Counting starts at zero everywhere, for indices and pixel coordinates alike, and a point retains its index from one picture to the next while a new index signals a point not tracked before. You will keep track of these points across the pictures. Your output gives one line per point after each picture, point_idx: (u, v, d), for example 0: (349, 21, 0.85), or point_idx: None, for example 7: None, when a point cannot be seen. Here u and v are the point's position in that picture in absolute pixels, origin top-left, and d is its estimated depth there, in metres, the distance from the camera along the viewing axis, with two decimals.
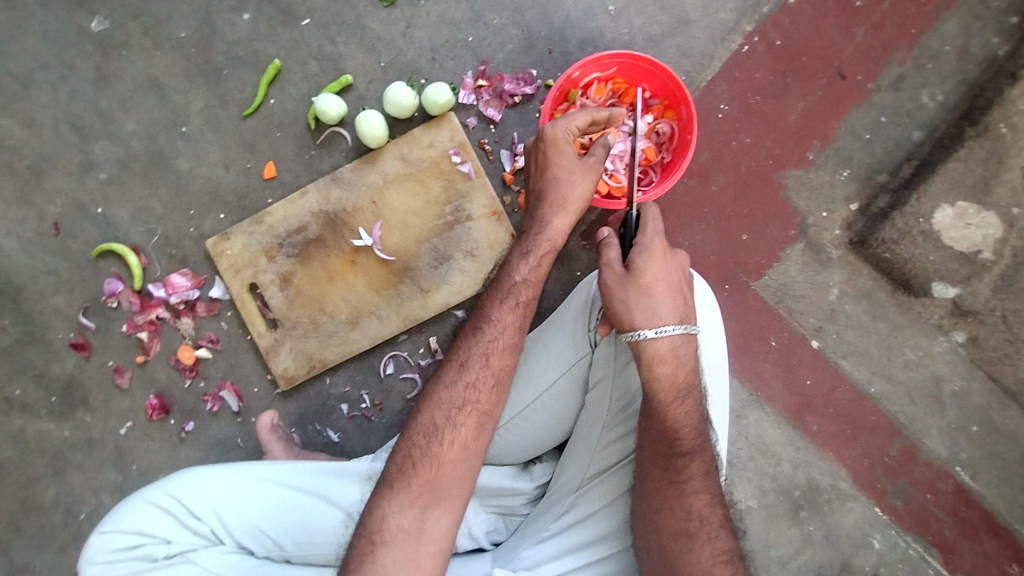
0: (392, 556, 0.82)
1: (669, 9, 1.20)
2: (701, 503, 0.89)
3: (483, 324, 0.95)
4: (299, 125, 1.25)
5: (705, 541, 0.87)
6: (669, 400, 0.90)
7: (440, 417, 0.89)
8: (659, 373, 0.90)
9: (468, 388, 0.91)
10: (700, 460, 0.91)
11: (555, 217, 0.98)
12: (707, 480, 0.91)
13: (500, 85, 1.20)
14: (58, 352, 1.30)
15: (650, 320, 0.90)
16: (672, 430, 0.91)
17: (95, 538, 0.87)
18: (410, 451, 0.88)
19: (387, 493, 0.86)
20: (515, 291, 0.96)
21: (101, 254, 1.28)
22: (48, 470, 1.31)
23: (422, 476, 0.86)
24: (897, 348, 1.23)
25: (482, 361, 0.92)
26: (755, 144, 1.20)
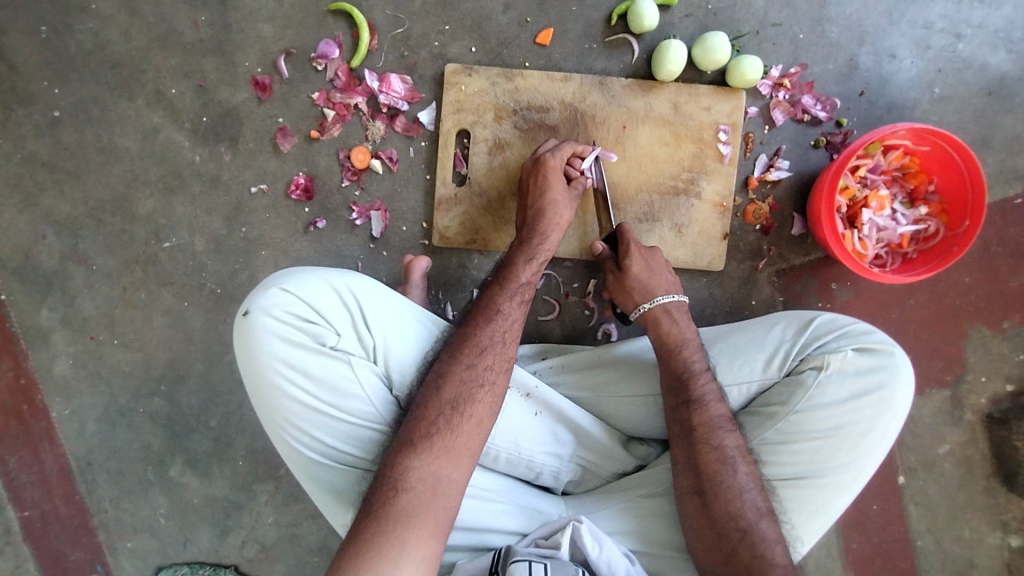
0: (411, 501, 0.76)
1: (982, 124, 1.19)
2: (709, 458, 0.91)
3: (494, 315, 0.92)
4: (598, 13, 1.16)
5: (716, 497, 0.90)
6: (671, 350, 0.99)
7: (464, 391, 0.83)
8: (663, 331, 1.02)
9: (486, 370, 0.86)
10: (707, 411, 0.94)
11: (551, 235, 1.04)
12: (716, 435, 0.92)
13: (800, 95, 1.17)
14: (235, 79, 1.19)
15: (647, 295, 1.05)
16: (679, 379, 0.96)
17: (274, 290, 0.81)
18: (429, 416, 0.82)
19: (410, 449, 0.79)
20: (520, 290, 0.96)
21: (337, 14, 1.18)
22: (158, 183, 1.22)
23: (442, 438, 0.81)
24: (961, 521, 1.29)
25: (501, 347, 0.88)
26: (969, 286, 1.22)
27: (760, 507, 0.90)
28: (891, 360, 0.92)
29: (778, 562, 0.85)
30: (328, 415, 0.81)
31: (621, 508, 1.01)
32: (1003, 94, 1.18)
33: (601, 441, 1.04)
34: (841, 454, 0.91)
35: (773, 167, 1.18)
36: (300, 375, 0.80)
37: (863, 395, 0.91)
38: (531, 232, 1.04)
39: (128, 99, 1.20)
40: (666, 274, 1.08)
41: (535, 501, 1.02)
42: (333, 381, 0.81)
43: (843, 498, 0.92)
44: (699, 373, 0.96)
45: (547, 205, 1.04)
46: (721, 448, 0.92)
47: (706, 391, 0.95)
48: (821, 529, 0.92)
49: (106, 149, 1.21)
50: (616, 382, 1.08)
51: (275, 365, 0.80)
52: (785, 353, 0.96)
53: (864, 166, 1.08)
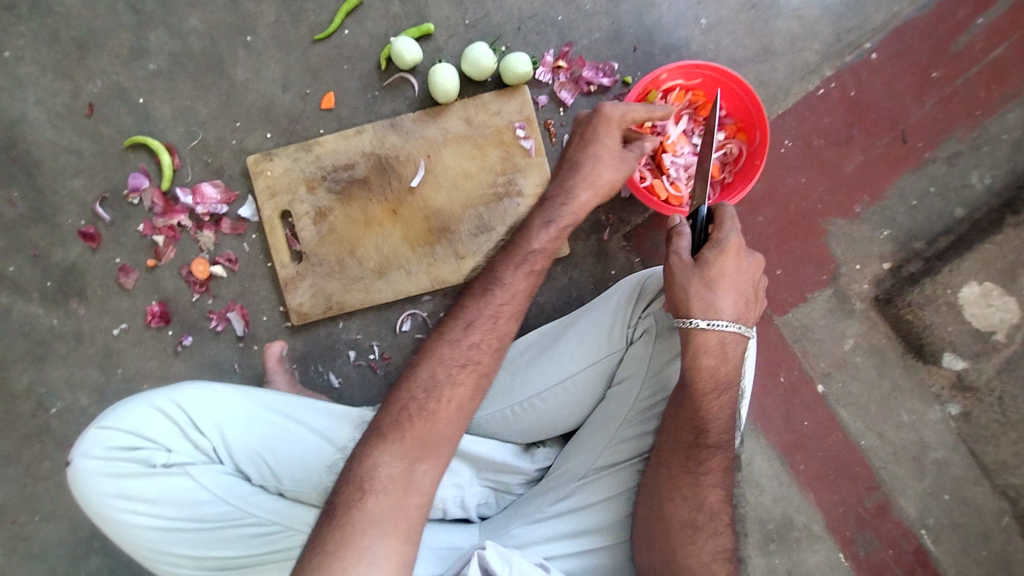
0: (382, 505, 0.77)
1: (758, 35, 1.21)
2: (714, 498, 0.92)
3: (493, 284, 0.92)
4: (369, 62, 1.21)
5: (710, 534, 0.90)
6: (707, 393, 0.92)
7: (441, 371, 0.86)
8: (702, 361, 0.92)
9: (472, 348, 0.88)
10: (723, 455, 0.93)
11: (582, 193, 0.97)
12: (725, 477, 0.93)
13: (579, 70, 1.20)
14: (64, 237, 1.23)
15: (710, 310, 0.91)
16: (699, 421, 0.92)
17: (93, 432, 0.86)
18: (403, 406, 0.84)
19: (376, 442, 0.81)
20: (531, 257, 0.94)
21: (134, 146, 1.22)
22: (28, 356, 1.25)
23: (416, 428, 0.82)
24: (894, 408, 1.27)
25: (491, 323, 0.89)
26: (808, 186, 1.23)
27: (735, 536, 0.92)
28: None
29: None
30: (181, 527, 0.86)
31: (532, 519, 1.03)
32: (766, 3, 1.21)
33: (493, 460, 1.05)
34: None
35: None
36: (140, 501, 0.85)
37: None
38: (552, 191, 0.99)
39: None
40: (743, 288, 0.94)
41: (446, 540, 1.02)
42: (172, 495, 0.85)
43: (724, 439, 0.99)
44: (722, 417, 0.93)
45: (587, 159, 0.98)
46: (724, 487, 0.93)
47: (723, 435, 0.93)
48: None
49: None
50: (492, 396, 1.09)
51: (113, 501, 0.84)
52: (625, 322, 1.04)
53: None
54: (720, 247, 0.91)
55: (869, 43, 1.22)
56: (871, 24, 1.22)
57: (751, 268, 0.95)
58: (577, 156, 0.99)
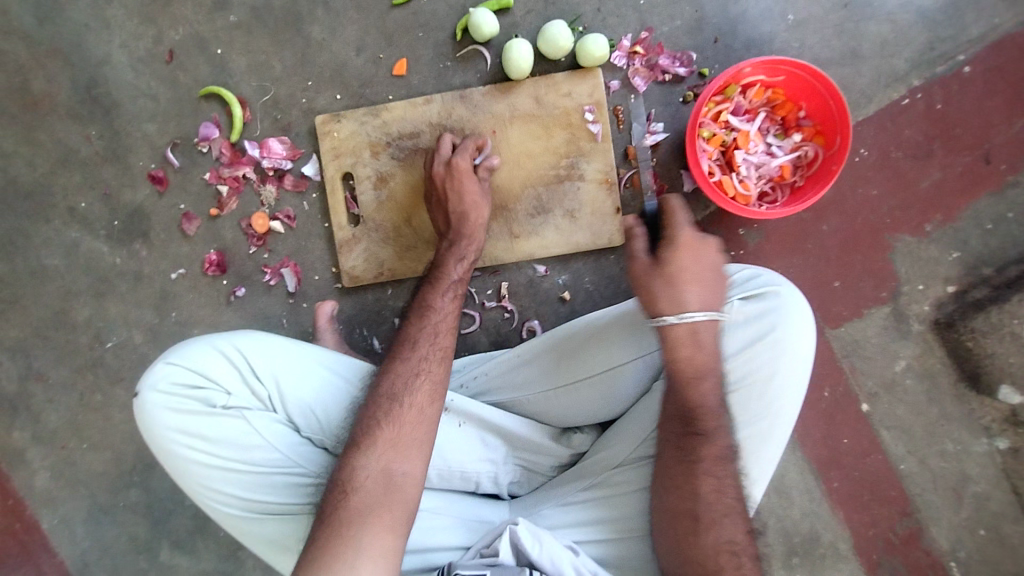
0: (364, 501, 0.82)
1: (846, 37, 1.17)
2: (710, 488, 0.86)
3: (426, 311, 0.99)
4: (445, 32, 1.20)
5: (711, 528, 0.85)
6: (689, 380, 0.88)
7: (399, 382, 0.91)
8: (680, 356, 0.89)
9: (421, 359, 0.93)
10: (716, 443, 0.88)
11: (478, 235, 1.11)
12: (721, 467, 0.88)
13: (655, 58, 1.17)
14: (134, 179, 1.27)
15: (677, 305, 0.88)
16: (690, 409, 0.88)
17: (161, 367, 0.89)
18: (373, 413, 0.88)
19: (357, 449, 0.86)
20: (453, 285, 1.04)
21: (207, 96, 1.24)
22: (90, 291, 1.30)
23: (390, 429, 0.87)
24: (940, 435, 1.23)
25: (435, 339, 0.96)
26: (879, 199, 1.19)
27: (743, 534, 0.86)
28: (777, 300, 0.92)
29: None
30: (235, 469, 0.88)
31: (563, 502, 1.03)
32: (858, 5, 1.17)
33: (528, 439, 1.07)
34: (750, 406, 0.91)
35: (648, 133, 1.19)
36: (199, 439, 0.88)
37: (756, 342, 0.91)
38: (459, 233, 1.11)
39: (46, 222, 1.29)
40: (711, 279, 0.90)
41: (477, 511, 1.05)
42: (230, 437, 0.88)
43: (767, 449, 0.92)
44: (715, 407, 0.88)
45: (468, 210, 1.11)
46: (723, 477, 0.87)
47: (719, 422, 0.89)
48: (756, 484, 0.92)
49: (36, 271, 1.30)
50: (537, 376, 1.09)
51: (174, 436, 0.87)
52: None
53: (725, 110, 1.07)
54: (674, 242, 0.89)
55: (963, 56, 1.17)
56: (967, 36, 1.17)
57: (714, 257, 0.91)
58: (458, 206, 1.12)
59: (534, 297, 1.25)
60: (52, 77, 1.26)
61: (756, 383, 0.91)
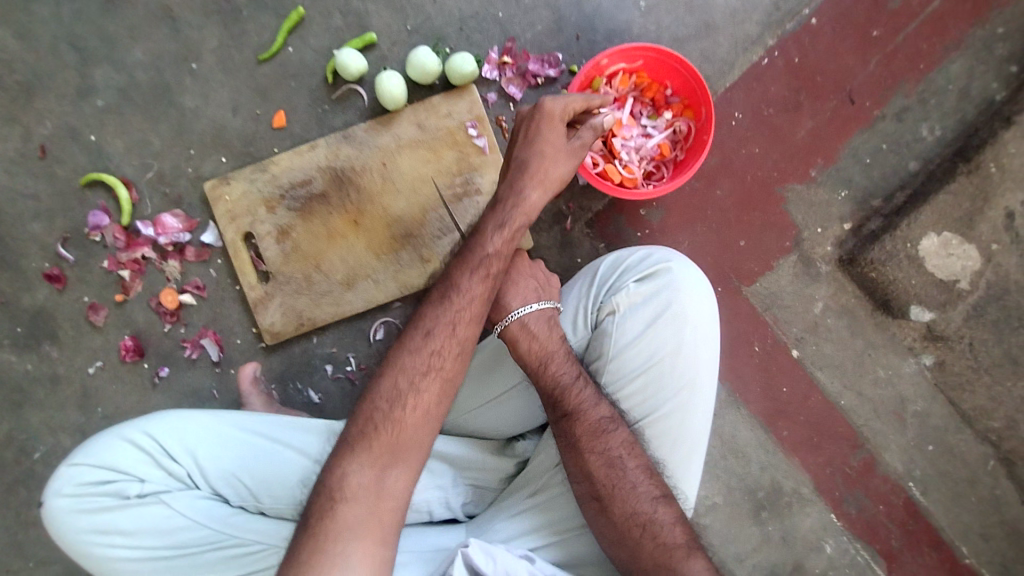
0: (353, 512, 0.78)
1: (697, 12, 1.23)
2: (596, 462, 0.88)
3: (449, 292, 0.88)
4: (316, 77, 1.21)
5: (612, 499, 0.87)
6: (536, 368, 0.90)
7: (403, 381, 0.84)
8: (521, 353, 0.91)
9: (433, 354, 0.85)
10: (586, 419, 0.90)
11: (532, 193, 0.92)
12: (599, 440, 0.89)
13: (524, 64, 1.21)
14: (30, 281, 1.23)
15: (504, 310, 0.92)
16: (552, 394, 0.90)
17: (65, 470, 0.86)
18: (372, 415, 0.83)
19: (348, 453, 0.81)
20: (486, 261, 0.90)
21: (90, 184, 1.22)
22: (5, 404, 1.25)
23: (382, 437, 0.82)
24: (870, 365, 1.28)
25: (452, 329, 0.86)
26: (762, 155, 1.24)
27: (648, 497, 0.88)
28: (670, 276, 0.93)
29: (676, 540, 0.86)
30: (162, 556, 0.85)
31: (513, 512, 1.01)
32: None
33: (471, 458, 1.07)
34: (667, 381, 0.93)
35: None
36: (116, 534, 0.84)
37: (658, 319, 0.92)
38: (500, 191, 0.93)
39: None
40: (529, 282, 0.95)
41: (433, 541, 1.02)
42: (150, 524, 0.85)
43: (693, 418, 0.93)
44: (572, 384, 0.91)
45: (534, 158, 0.92)
46: (606, 450, 0.89)
47: (582, 399, 0.91)
48: (693, 454, 0.94)
49: None
50: (466, 395, 1.08)
51: (92, 536, 0.84)
52: (585, 309, 0.98)
53: None
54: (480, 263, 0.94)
55: (807, 9, 1.24)
56: None
57: (526, 264, 0.95)
58: (523, 155, 0.93)
59: None
60: None
61: (665, 360, 0.92)
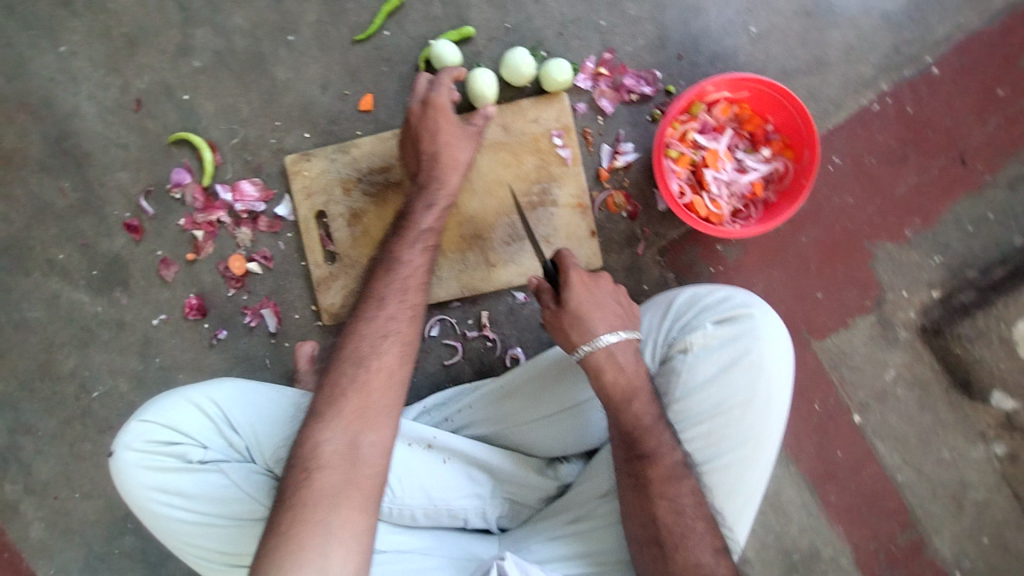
0: (330, 479, 0.80)
1: (811, 45, 1.15)
2: (665, 510, 0.85)
3: (395, 265, 0.98)
4: (408, 65, 1.20)
5: (676, 549, 0.83)
6: (619, 404, 0.87)
7: (365, 346, 0.89)
8: (606, 383, 0.88)
9: (389, 320, 0.92)
10: (662, 463, 0.86)
11: (449, 177, 1.06)
12: (672, 486, 0.86)
13: (620, 78, 1.17)
14: (110, 228, 1.27)
15: (588, 334, 0.88)
16: (629, 433, 0.87)
17: (134, 424, 0.87)
18: (339, 380, 0.87)
19: (320, 422, 0.84)
20: (424, 237, 1.02)
21: (177, 142, 1.25)
22: (73, 341, 1.30)
23: (354, 402, 0.85)
24: (935, 442, 1.21)
25: (403, 296, 0.95)
26: (856, 207, 1.17)
27: (713, 550, 0.84)
28: (752, 322, 0.90)
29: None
30: (215, 523, 0.87)
31: (551, 535, 1.00)
32: (821, 13, 1.15)
33: (514, 473, 1.06)
34: (732, 430, 0.89)
35: (619, 154, 1.18)
36: (177, 495, 0.86)
37: (732, 366, 0.89)
38: (431, 177, 1.06)
39: (25, 276, 1.29)
40: (613, 308, 0.92)
41: (467, 548, 1.04)
42: (209, 490, 0.87)
43: (753, 471, 0.90)
44: (653, 425, 0.87)
45: (443, 150, 1.06)
46: (677, 497, 0.86)
47: (661, 442, 0.87)
48: (748, 508, 0.91)
49: (19, 325, 1.30)
50: (519, 408, 1.08)
51: (151, 494, 0.86)
52: (654, 342, 0.96)
53: (691, 129, 1.06)
54: (569, 282, 0.90)
55: (931, 58, 1.15)
56: (933, 38, 1.15)
57: (609, 286, 0.93)
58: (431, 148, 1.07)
59: (515, 324, 1.25)
60: (22, 132, 1.26)
61: (734, 407, 0.89)
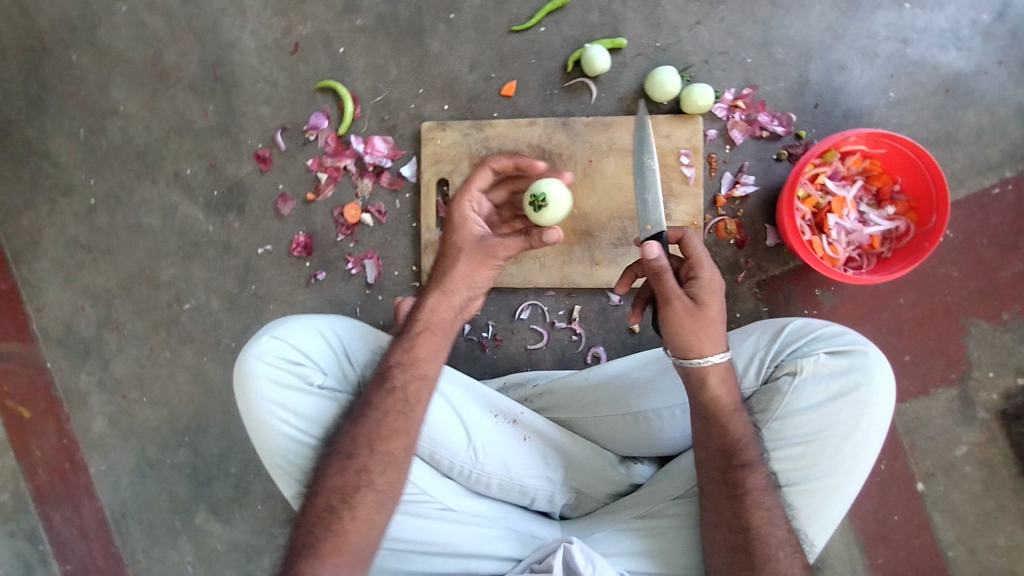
0: None
1: (943, 120, 1.20)
2: (759, 520, 0.88)
3: (369, 415, 0.88)
4: (557, 61, 1.27)
5: (766, 560, 0.86)
6: (722, 415, 0.92)
7: (334, 501, 0.84)
8: (710, 394, 0.92)
9: (360, 471, 0.85)
10: (758, 475, 0.90)
11: (436, 301, 0.93)
12: (766, 498, 0.90)
13: (755, 114, 1.22)
14: (240, 155, 1.34)
15: (698, 351, 0.91)
16: (731, 443, 0.91)
17: (266, 338, 0.93)
18: (314, 528, 0.83)
19: (315, 558, 0.81)
20: (392, 377, 0.90)
21: (324, 89, 1.31)
22: (178, 253, 1.36)
23: (329, 545, 0.82)
24: (995, 528, 1.20)
25: (373, 445, 0.86)
26: (959, 281, 1.20)
27: (801, 567, 0.87)
28: (866, 360, 0.93)
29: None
30: (318, 449, 0.91)
31: (618, 528, 1.02)
32: (960, 91, 1.19)
33: (587, 462, 1.07)
34: (825, 458, 0.92)
35: (738, 184, 1.23)
36: (291, 413, 0.91)
37: (840, 397, 0.92)
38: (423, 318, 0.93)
39: (150, 182, 1.36)
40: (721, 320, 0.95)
41: (530, 526, 1.06)
42: (321, 415, 0.92)
43: (836, 502, 0.92)
44: (749, 438, 0.92)
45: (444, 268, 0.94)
46: (771, 509, 0.89)
47: (757, 455, 0.91)
48: (821, 537, 0.93)
49: (134, 228, 1.36)
50: (601, 403, 1.10)
51: (269, 407, 0.91)
52: (760, 361, 0.99)
53: (823, 173, 1.11)
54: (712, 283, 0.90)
55: None
56: None
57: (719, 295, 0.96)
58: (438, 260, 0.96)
59: (603, 324, 1.28)
60: (184, 51, 1.34)
61: (831, 436, 0.92)
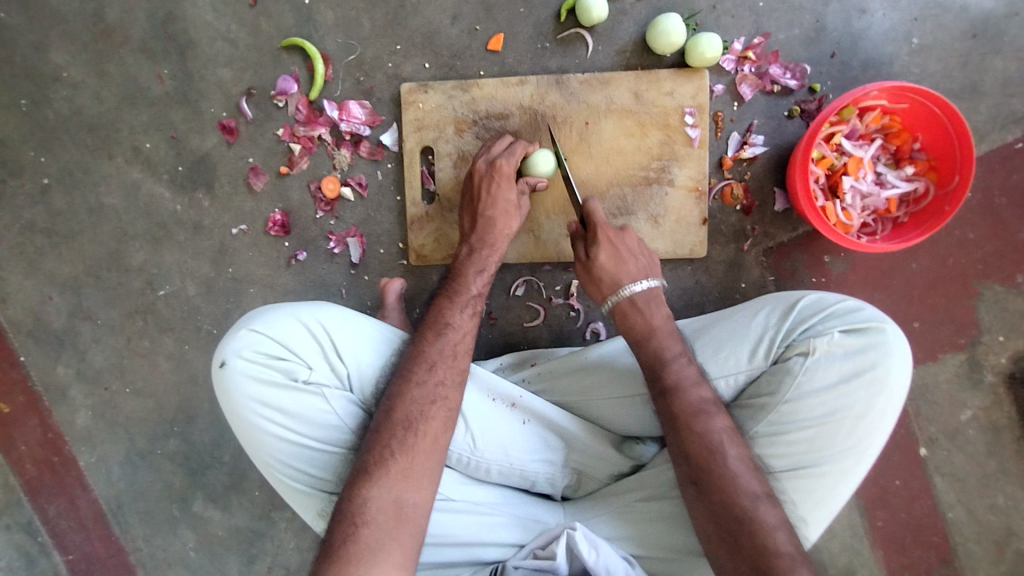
0: (375, 535, 0.78)
1: (970, 69, 1.10)
2: (696, 443, 0.86)
3: (444, 329, 0.93)
4: (548, 10, 1.14)
5: (709, 486, 0.84)
6: (638, 342, 0.94)
7: (415, 411, 0.86)
8: (628, 325, 0.96)
9: (439, 386, 0.87)
10: (686, 398, 0.89)
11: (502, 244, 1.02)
12: (700, 421, 0.87)
13: (766, 67, 1.11)
14: (204, 125, 1.22)
15: (616, 286, 0.98)
16: (651, 367, 0.92)
17: (245, 333, 0.88)
18: (387, 441, 0.84)
19: (368, 481, 0.81)
20: (471, 301, 0.97)
21: (291, 49, 1.19)
22: (146, 235, 1.26)
23: (401, 461, 0.83)
24: (994, 488, 1.20)
25: (452, 360, 0.90)
26: (975, 243, 1.15)
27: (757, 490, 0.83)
28: (883, 337, 0.88)
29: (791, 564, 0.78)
30: (311, 445, 0.88)
31: (621, 509, 0.99)
32: (989, 35, 1.09)
33: (586, 443, 1.03)
34: (837, 440, 0.87)
35: (747, 145, 1.14)
36: (277, 411, 0.87)
37: (854, 377, 0.88)
38: (482, 240, 1.02)
39: (108, 159, 1.25)
40: (636, 258, 1.00)
41: (533, 510, 1.02)
42: (308, 411, 0.87)
43: (846, 484, 0.88)
44: (674, 359, 0.92)
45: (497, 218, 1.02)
46: (705, 432, 0.87)
47: (683, 376, 0.90)
48: (828, 520, 0.89)
49: (95, 209, 1.26)
50: (599, 384, 1.05)
51: (253, 406, 0.86)
52: (770, 341, 0.93)
53: (840, 133, 1.03)
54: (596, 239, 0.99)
55: None
56: None
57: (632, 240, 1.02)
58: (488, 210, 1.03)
59: None
60: (130, 8, 1.21)
61: (845, 419, 0.87)
